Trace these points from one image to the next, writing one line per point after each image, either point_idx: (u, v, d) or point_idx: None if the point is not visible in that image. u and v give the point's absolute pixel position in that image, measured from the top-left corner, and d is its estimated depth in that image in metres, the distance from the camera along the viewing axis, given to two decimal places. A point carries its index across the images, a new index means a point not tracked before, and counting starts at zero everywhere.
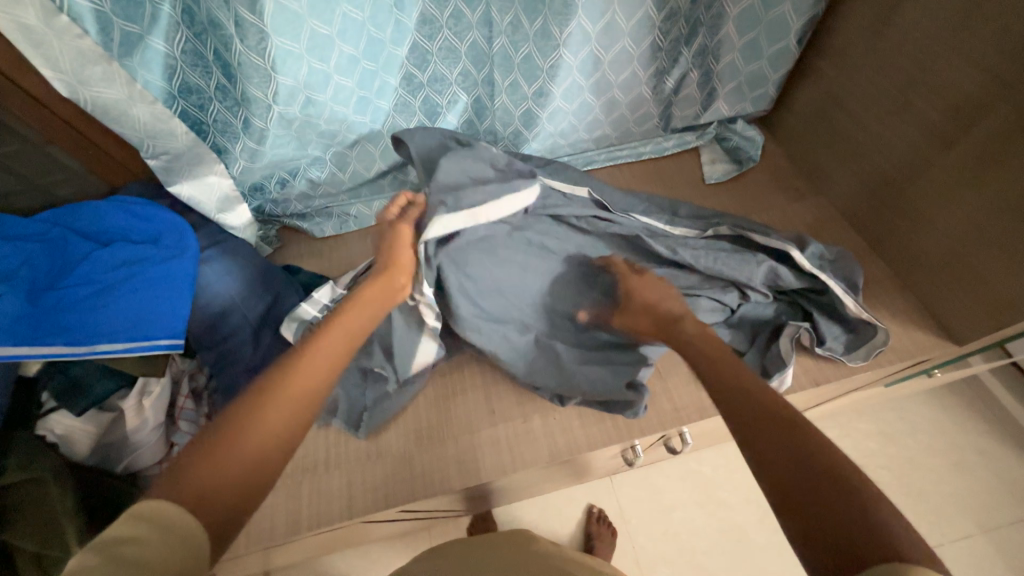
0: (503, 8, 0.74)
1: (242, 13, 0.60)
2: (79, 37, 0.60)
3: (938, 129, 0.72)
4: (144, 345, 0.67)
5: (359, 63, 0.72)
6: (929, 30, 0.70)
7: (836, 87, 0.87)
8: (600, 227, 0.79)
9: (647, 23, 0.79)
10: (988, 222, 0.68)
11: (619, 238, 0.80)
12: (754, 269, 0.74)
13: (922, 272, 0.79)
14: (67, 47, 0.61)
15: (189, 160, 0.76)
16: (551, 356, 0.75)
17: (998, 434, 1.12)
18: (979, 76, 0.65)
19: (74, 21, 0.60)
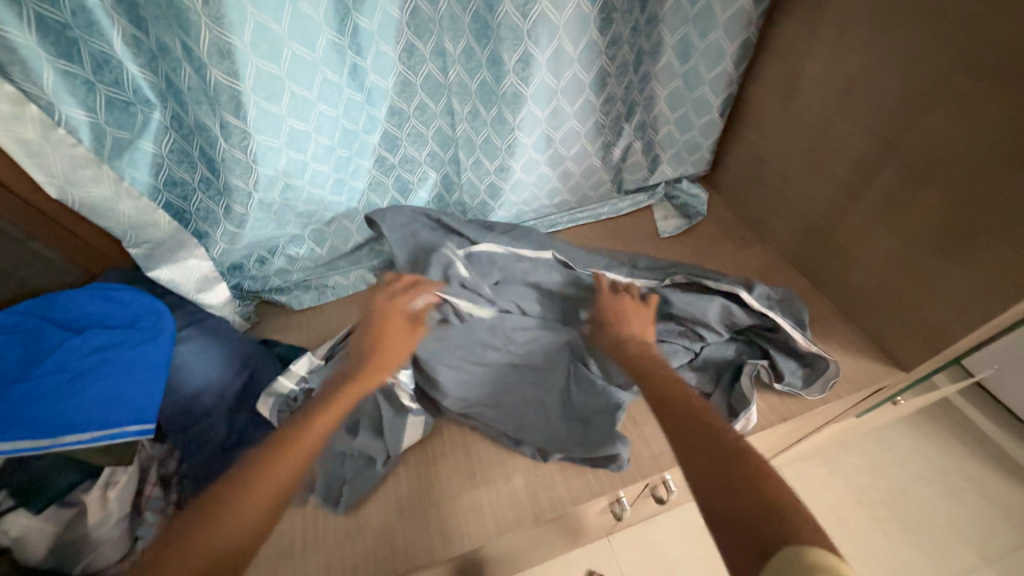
0: (463, 100, 0.83)
1: (226, 118, 0.67)
2: (73, 146, 0.66)
3: (847, 182, 0.83)
4: (111, 434, 0.67)
5: (335, 151, 0.79)
6: (824, 102, 0.83)
7: (759, 149, 0.99)
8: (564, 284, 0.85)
9: (590, 105, 0.90)
10: (909, 258, 0.76)
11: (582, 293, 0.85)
12: (707, 307, 0.79)
13: (862, 306, 0.86)
14: (60, 155, 0.66)
15: (170, 247, 0.80)
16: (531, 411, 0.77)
17: (974, 455, 1.16)
18: (870, 137, 0.77)
19: (69, 132, 0.65)
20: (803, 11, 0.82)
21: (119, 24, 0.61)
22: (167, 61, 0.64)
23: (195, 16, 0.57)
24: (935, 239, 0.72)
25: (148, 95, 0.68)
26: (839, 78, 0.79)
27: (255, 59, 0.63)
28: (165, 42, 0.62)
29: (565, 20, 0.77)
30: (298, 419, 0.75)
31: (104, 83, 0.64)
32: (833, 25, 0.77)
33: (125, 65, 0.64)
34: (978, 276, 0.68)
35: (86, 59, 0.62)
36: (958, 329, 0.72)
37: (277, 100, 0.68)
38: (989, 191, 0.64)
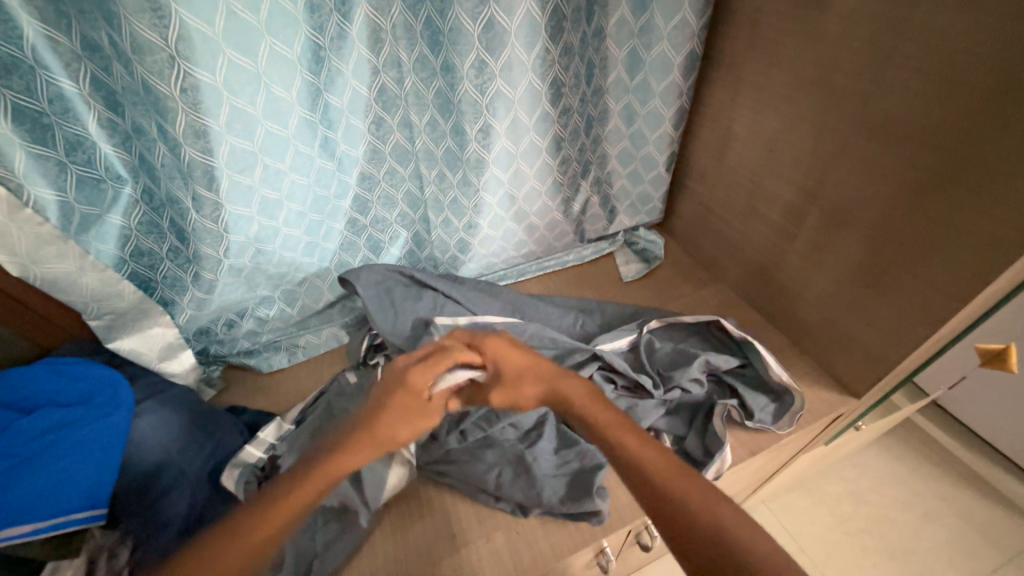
0: (429, 165, 0.89)
1: (199, 192, 0.69)
2: (40, 224, 0.66)
3: (781, 226, 0.92)
4: (58, 522, 0.63)
5: (306, 217, 0.82)
6: (753, 157, 0.93)
7: (704, 198, 1.08)
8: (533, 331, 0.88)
9: (548, 166, 0.98)
10: (844, 292, 0.84)
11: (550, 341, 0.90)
12: (692, 363, 0.82)
13: (812, 339, 0.93)
14: (25, 234, 0.65)
15: (134, 316, 0.79)
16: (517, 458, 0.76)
17: (943, 477, 1.20)
18: (794, 187, 0.87)
19: (37, 212, 0.65)
20: (725, 81, 0.94)
21: (95, 110, 0.65)
22: (142, 141, 0.68)
23: (172, 103, 0.60)
24: (862, 275, 0.80)
25: (120, 172, 0.70)
26: (761, 137, 0.90)
27: (229, 137, 0.66)
28: (141, 125, 0.66)
29: (519, 94, 0.85)
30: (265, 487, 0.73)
31: (76, 163, 0.66)
32: (751, 94, 0.89)
33: (98, 145, 0.66)
34: (904, 307, 0.75)
35: (59, 142, 0.64)
36: (893, 357, 0.79)
37: (249, 173, 0.71)
38: (898, 233, 0.73)
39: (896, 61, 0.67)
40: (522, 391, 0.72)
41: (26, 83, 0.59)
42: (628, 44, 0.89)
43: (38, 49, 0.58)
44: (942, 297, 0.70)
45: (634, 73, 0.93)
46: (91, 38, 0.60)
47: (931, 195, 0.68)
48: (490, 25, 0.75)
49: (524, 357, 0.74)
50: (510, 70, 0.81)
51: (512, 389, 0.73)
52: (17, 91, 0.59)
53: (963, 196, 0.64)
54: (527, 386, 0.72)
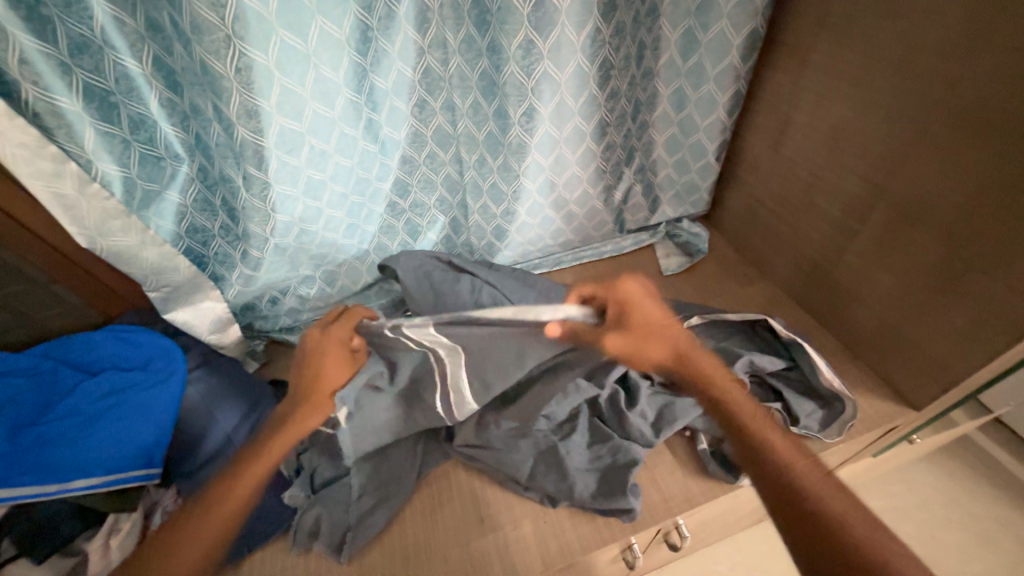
0: (470, 149, 0.88)
1: (250, 171, 0.71)
2: (105, 198, 0.69)
3: (840, 222, 0.85)
4: (118, 477, 0.67)
5: (349, 199, 0.83)
6: (814, 147, 0.87)
7: (755, 190, 1.02)
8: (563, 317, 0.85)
9: (590, 152, 0.95)
10: (907, 295, 0.78)
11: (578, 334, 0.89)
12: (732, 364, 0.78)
13: (868, 344, 0.86)
14: (93, 208, 0.69)
15: (188, 289, 0.82)
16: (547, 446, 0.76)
17: (1005, 499, 1.11)
18: (860, 181, 0.80)
19: (103, 187, 0.69)
20: (788, 64, 0.87)
21: (156, 89, 0.67)
22: (198, 120, 0.70)
23: (227, 83, 0.62)
24: (932, 278, 0.73)
25: (178, 150, 0.72)
26: (826, 125, 0.83)
27: (279, 118, 0.67)
28: (198, 105, 0.68)
29: (566, 77, 0.82)
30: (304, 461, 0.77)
31: (139, 141, 0.69)
32: (817, 78, 0.82)
33: (158, 124, 0.69)
34: (981, 316, 0.69)
35: (124, 120, 0.67)
36: (960, 369, 0.73)
37: (297, 153, 0.72)
38: (980, 233, 0.66)
39: (994, 40, 0.59)
40: (647, 351, 0.68)
41: (95, 62, 0.62)
42: (683, 23, 0.84)
43: (106, 29, 0.60)
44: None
45: (688, 55, 0.88)
46: (154, 18, 0.61)
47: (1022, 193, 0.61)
48: (540, 5, 0.72)
49: (658, 311, 0.69)
50: (558, 51, 0.78)
51: (639, 339, 0.67)
52: (88, 70, 0.62)
53: None
54: (655, 345, 0.69)
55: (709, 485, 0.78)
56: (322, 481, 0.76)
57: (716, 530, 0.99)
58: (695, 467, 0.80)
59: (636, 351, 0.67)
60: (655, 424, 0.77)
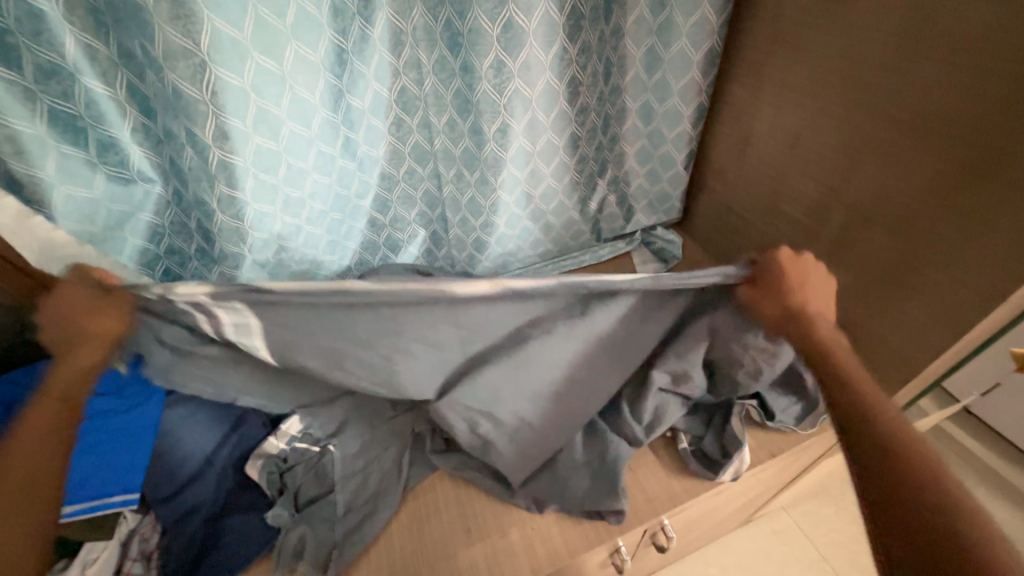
0: (448, 164, 0.91)
1: (226, 192, 0.71)
2: (52, 228, 0.68)
3: (803, 225, 0.90)
4: (95, 505, 0.69)
5: (328, 215, 0.84)
6: (774, 156, 0.92)
7: (722, 197, 1.07)
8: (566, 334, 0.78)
9: (564, 164, 0.98)
10: (865, 292, 0.82)
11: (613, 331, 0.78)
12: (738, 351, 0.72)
13: (837, 340, 0.90)
14: (39, 238, 0.68)
15: None
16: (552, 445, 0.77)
17: (974, 486, 1.16)
18: (817, 186, 0.85)
19: (46, 218, 0.69)
20: (745, 78, 0.93)
21: (130, 114, 0.67)
22: (171, 145, 0.70)
23: (203, 105, 0.63)
24: (888, 274, 0.78)
25: (150, 174, 0.73)
26: (783, 135, 0.89)
27: (255, 137, 0.68)
28: (172, 130, 0.68)
29: (537, 93, 0.85)
30: (287, 480, 0.76)
31: (107, 164, 0.69)
32: (773, 90, 0.88)
33: (128, 147, 0.70)
34: (934, 308, 0.73)
35: (91, 144, 0.67)
36: (921, 359, 0.77)
37: (274, 172, 0.73)
38: (925, 231, 0.71)
39: (924, 55, 0.65)
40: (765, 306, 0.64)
41: (63, 88, 0.63)
42: (646, 42, 0.89)
43: (77, 57, 0.61)
44: (971, 298, 0.68)
45: (652, 71, 0.93)
46: (126, 46, 0.62)
47: (959, 192, 0.66)
48: (508, 26, 0.75)
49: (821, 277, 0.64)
50: (528, 69, 0.81)
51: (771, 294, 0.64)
52: (55, 96, 0.63)
53: (998, 193, 0.62)
54: (772, 301, 0.64)
55: (692, 484, 0.80)
56: (306, 499, 0.76)
57: (703, 531, 1.01)
58: (678, 467, 0.82)
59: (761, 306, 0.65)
60: (655, 422, 0.77)
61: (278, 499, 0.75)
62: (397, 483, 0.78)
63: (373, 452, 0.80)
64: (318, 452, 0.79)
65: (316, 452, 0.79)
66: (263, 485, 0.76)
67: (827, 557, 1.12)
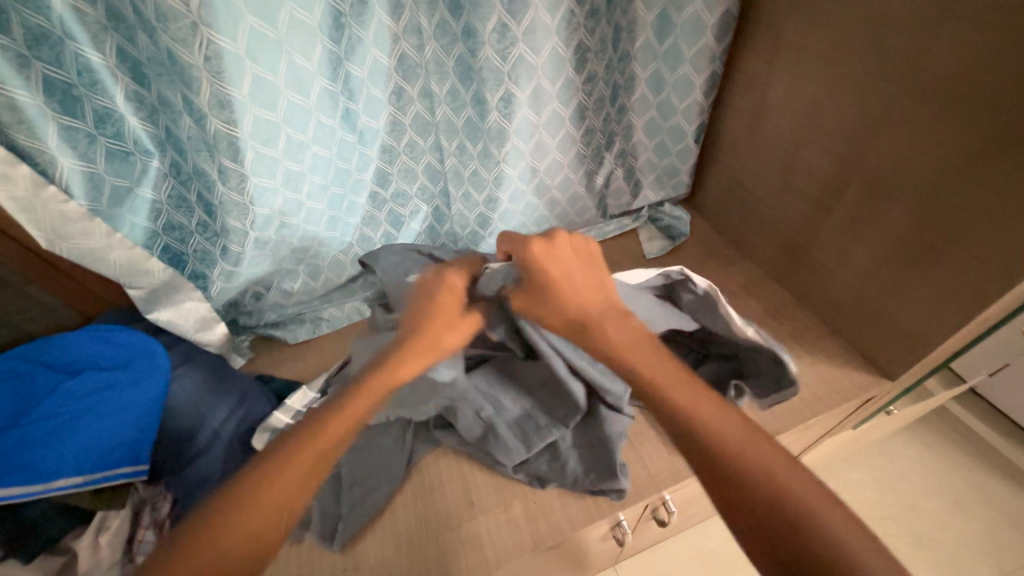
0: (450, 136, 0.88)
1: (225, 164, 0.70)
2: (64, 201, 0.67)
3: (817, 201, 0.87)
4: (104, 476, 0.68)
5: (328, 190, 0.82)
6: (789, 127, 0.88)
7: (733, 172, 1.04)
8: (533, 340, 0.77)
9: (570, 136, 0.95)
10: (880, 269, 0.80)
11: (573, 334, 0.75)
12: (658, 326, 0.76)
13: (845, 318, 0.89)
14: (50, 211, 0.67)
15: (166, 291, 0.81)
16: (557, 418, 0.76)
17: (976, 464, 1.16)
18: (834, 159, 0.82)
19: (60, 190, 0.67)
20: (761, 44, 0.88)
21: (121, 81, 0.65)
22: (168, 113, 0.68)
23: (196, 71, 0.61)
24: (905, 252, 0.75)
25: (147, 145, 0.71)
26: (801, 105, 0.85)
27: (253, 108, 0.66)
28: (167, 97, 0.66)
29: (542, 61, 0.82)
30: None
31: (105, 135, 0.67)
32: (790, 56, 0.84)
33: (124, 118, 0.67)
34: (953, 286, 0.71)
35: (88, 114, 0.65)
36: (933, 338, 0.76)
37: (273, 145, 0.71)
38: (948, 206, 0.68)
39: (960, 13, 0.61)
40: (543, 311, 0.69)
41: (55, 54, 0.60)
42: (658, 5, 0.85)
43: (66, 21, 0.58)
44: (993, 277, 0.66)
45: (663, 37, 0.89)
46: (115, 7, 0.60)
47: (987, 163, 0.63)
48: None
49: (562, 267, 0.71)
50: (533, 34, 0.78)
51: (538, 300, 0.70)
52: (47, 62, 0.60)
53: None
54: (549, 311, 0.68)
55: None
56: None
57: (704, 506, 1.02)
58: (679, 444, 0.82)
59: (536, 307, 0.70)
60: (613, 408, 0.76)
61: None
62: (401, 456, 0.79)
63: (378, 427, 0.81)
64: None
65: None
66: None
67: None
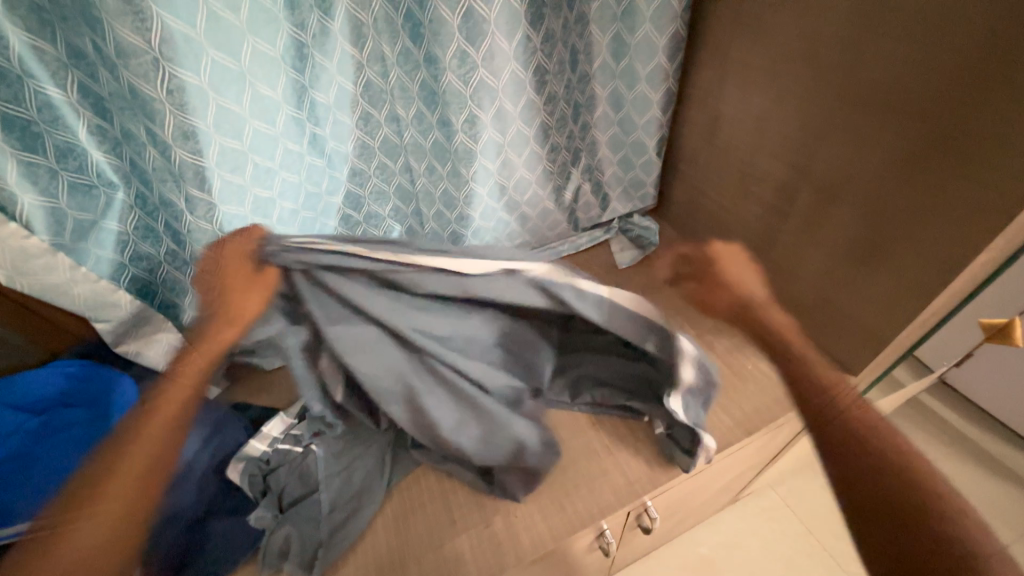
0: (419, 157, 0.90)
1: (192, 194, 0.70)
2: (24, 237, 0.66)
3: (774, 207, 0.91)
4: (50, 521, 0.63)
5: (300, 214, 0.83)
6: (743, 138, 0.93)
7: (694, 182, 1.08)
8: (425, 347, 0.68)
9: (536, 154, 0.98)
10: (837, 268, 0.84)
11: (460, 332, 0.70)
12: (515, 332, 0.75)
13: (809, 317, 0.93)
14: (11, 247, 0.66)
15: (136, 323, 0.80)
16: (409, 385, 0.69)
17: (949, 453, 1.20)
18: (786, 166, 0.86)
19: (21, 225, 0.66)
20: (710, 61, 0.93)
21: (84, 117, 0.66)
22: (132, 146, 0.69)
23: (160, 104, 0.61)
24: (857, 251, 0.80)
25: (112, 178, 0.72)
26: (752, 117, 0.89)
27: (218, 137, 0.67)
28: (130, 130, 0.67)
29: (503, 85, 0.85)
30: (269, 482, 0.76)
31: (67, 169, 0.67)
32: (737, 73, 0.89)
33: (89, 152, 0.68)
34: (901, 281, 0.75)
35: (49, 149, 0.65)
36: (890, 329, 0.80)
37: (241, 172, 0.72)
38: (893, 208, 0.72)
39: (885, 31, 0.65)
40: (712, 302, 0.67)
41: (13, 91, 0.60)
42: (611, 29, 0.89)
43: (25, 59, 0.59)
44: (937, 272, 0.70)
45: (619, 57, 0.93)
46: (76, 45, 0.61)
47: (921, 166, 0.67)
48: (469, 16, 0.75)
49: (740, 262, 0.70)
50: (493, 58, 0.81)
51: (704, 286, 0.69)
52: (7, 100, 0.60)
53: (961, 167, 0.63)
54: (721, 293, 0.68)
55: (673, 464, 0.82)
56: (289, 500, 0.75)
57: (690, 512, 1.03)
58: (658, 448, 0.83)
59: (704, 296, 0.68)
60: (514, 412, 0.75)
61: (261, 501, 0.74)
62: (381, 477, 0.79)
63: (356, 450, 0.81)
64: (301, 452, 0.79)
65: (299, 452, 0.79)
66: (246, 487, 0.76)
67: (812, 530, 1.15)
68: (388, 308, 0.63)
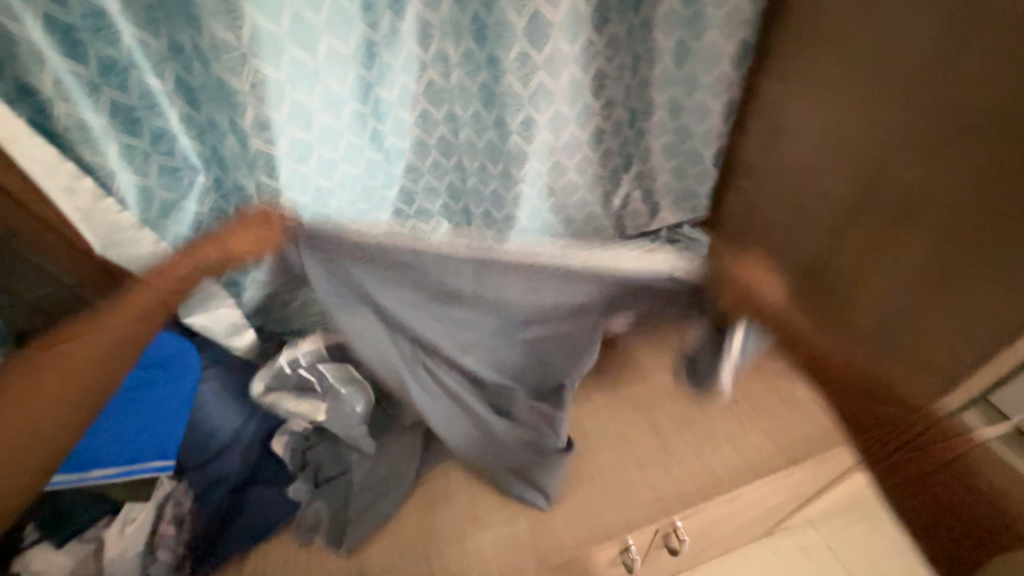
0: (472, 155, 0.90)
1: (262, 179, 0.75)
2: (118, 212, 0.74)
3: (833, 227, 0.86)
4: (133, 469, 0.74)
5: (355, 206, 0.85)
6: (804, 151, 0.88)
7: (750, 198, 1.02)
8: (440, 361, 0.80)
9: (587, 158, 0.97)
10: (899, 297, 0.77)
11: (469, 353, 0.82)
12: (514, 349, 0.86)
13: (865, 349, 0.86)
14: (106, 220, 0.74)
15: (202, 294, 0.81)
16: (433, 405, 0.78)
17: None
18: (848, 182, 0.81)
19: (117, 202, 0.74)
20: (777, 71, 0.89)
21: (176, 104, 0.72)
22: (214, 135, 0.76)
23: (243, 97, 0.67)
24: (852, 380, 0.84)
25: (194, 161, 0.77)
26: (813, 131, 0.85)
27: (290, 129, 0.72)
28: (215, 120, 0.74)
29: (561, 88, 0.85)
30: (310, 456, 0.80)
31: (158, 152, 0.74)
32: (804, 84, 0.85)
33: (177, 137, 0.74)
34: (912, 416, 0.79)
35: (145, 133, 0.72)
36: (959, 368, 0.73)
37: (306, 162, 0.76)
38: (974, 237, 0.66)
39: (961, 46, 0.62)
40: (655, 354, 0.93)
41: (120, 80, 0.67)
42: (675, 34, 0.87)
43: (132, 51, 0.65)
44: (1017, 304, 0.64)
45: (681, 63, 0.91)
46: (177, 40, 0.67)
47: (1005, 192, 0.62)
48: (534, 18, 0.76)
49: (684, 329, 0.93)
50: (552, 62, 0.81)
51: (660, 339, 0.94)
52: (114, 89, 0.67)
53: None
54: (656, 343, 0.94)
55: (703, 484, 0.80)
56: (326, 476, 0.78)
57: (720, 539, 0.99)
58: (692, 468, 0.81)
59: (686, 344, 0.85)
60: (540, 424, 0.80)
61: (299, 475, 0.78)
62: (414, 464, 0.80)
63: (388, 438, 0.81)
64: None
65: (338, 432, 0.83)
66: (287, 459, 0.80)
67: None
68: (405, 344, 0.79)
